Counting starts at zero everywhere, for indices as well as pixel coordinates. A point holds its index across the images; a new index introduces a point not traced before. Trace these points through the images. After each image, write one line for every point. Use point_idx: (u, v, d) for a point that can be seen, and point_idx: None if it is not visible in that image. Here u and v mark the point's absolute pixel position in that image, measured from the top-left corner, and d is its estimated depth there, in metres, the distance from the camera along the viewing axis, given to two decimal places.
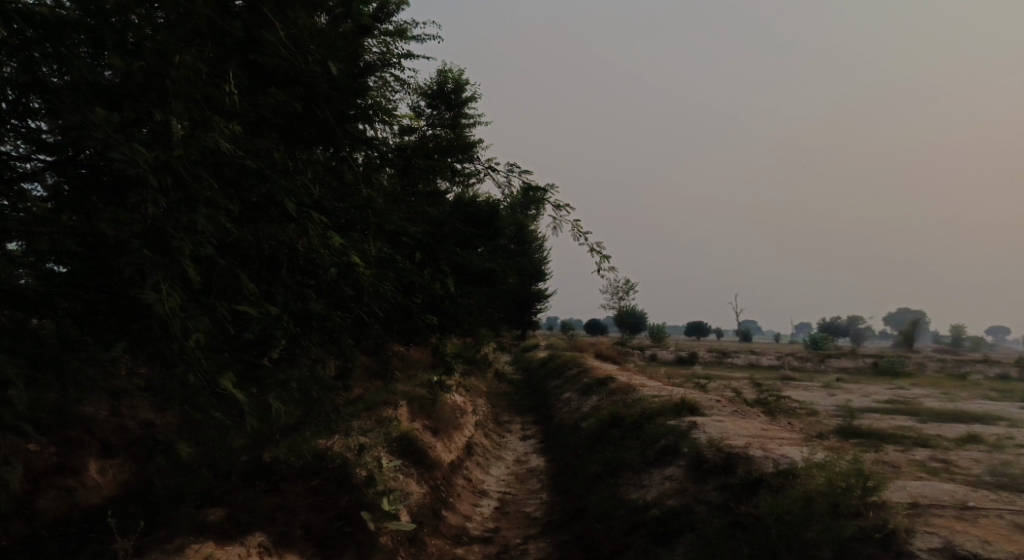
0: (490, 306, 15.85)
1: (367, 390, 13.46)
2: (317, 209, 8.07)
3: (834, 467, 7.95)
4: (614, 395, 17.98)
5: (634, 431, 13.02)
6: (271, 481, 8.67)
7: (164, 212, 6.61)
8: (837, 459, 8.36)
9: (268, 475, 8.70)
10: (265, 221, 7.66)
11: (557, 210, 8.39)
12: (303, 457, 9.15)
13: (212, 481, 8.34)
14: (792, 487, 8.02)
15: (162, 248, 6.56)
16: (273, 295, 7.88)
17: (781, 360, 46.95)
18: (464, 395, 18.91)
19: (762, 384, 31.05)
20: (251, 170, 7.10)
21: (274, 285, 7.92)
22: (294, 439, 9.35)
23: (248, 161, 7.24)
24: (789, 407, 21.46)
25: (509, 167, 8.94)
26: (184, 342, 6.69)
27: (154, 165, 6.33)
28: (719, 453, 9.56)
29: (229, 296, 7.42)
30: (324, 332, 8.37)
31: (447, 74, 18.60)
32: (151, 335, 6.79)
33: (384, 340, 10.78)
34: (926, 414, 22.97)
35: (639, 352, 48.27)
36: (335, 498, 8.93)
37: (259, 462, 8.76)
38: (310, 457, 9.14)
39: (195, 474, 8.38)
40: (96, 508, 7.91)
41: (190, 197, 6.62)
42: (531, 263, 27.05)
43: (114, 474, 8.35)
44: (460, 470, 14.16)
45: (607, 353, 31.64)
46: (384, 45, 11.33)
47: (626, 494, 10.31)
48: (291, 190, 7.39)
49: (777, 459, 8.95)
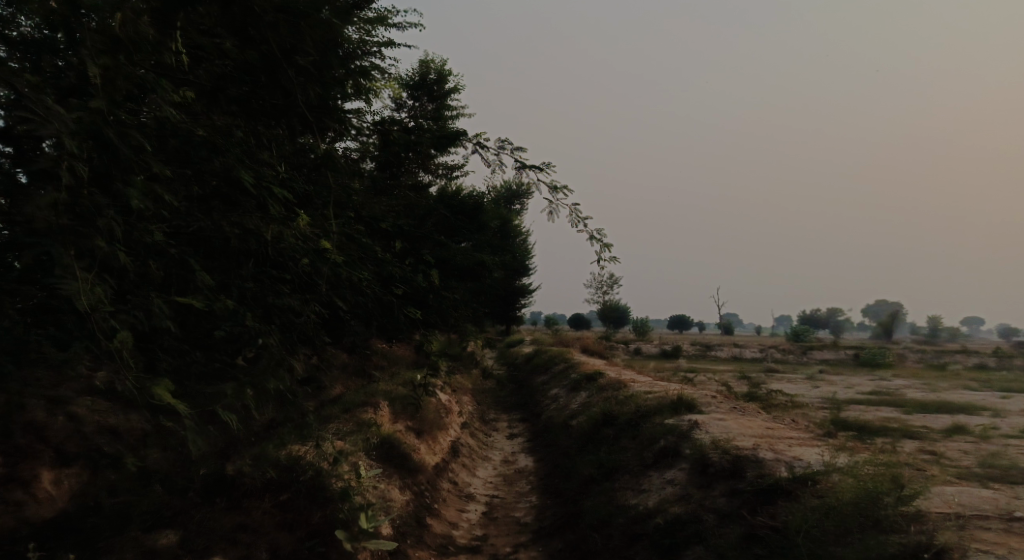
0: (475, 299, 15.08)
1: (347, 390, 12.69)
2: (285, 192, 7.30)
3: (862, 475, 7.32)
4: (604, 392, 17.31)
5: (629, 430, 12.36)
6: (233, 497, 7.94)
7: (93, 181, 5.86)
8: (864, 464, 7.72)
9: (232, 490, 7.97)
10: (219, 206, 6.97)
11: (553, 192, 7.67)
12: (269, 469, 8.38)
13: (171, 498, 7.54)
14: (816, 497, 7.39)
15: (90, 227, 5.75)
16: (232, 288, 7.12)
17: (764, 353, 46.52)
18: (448, 393, 18.21)
19: (750, 377, 30.55)
20: (198, 141, 6.55)
21: (234, 277, 7.13)
22: (260, 449, 8.58)
23: (196, 133, 6.53)
24: (782, 402, 20.90)
25: (500, 145, 8.21)
26: (114, 341, 5.84)
27: (81, 129, 5.63)
28: (725, 455, 8.91)
29: (177, 286, 6.66)
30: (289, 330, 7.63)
31: (428, 63, 17.81)
32: (67, 324, 5.91)
33: (362, 337, 10.06)
34: (913, 404, 22.60)
35: (624, 346, 47.72)
36: (307, 514, 8.22)
37: (225, 475, 8.01)
38: (278, 469, 8.38)
39: (148, 490, 7.52)
40: (49, 525, 6.85)
41: (117, 161, 5.86)
42: (515, 257, 26.35)
43: (70, 485, 7.26)
44: (445, 473, 13.48)
45: (593, 348, 31.00)
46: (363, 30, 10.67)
47: (624, 499, 9.66)
48: (247, 163, 6.80)
49: (791, 462, 8.32)
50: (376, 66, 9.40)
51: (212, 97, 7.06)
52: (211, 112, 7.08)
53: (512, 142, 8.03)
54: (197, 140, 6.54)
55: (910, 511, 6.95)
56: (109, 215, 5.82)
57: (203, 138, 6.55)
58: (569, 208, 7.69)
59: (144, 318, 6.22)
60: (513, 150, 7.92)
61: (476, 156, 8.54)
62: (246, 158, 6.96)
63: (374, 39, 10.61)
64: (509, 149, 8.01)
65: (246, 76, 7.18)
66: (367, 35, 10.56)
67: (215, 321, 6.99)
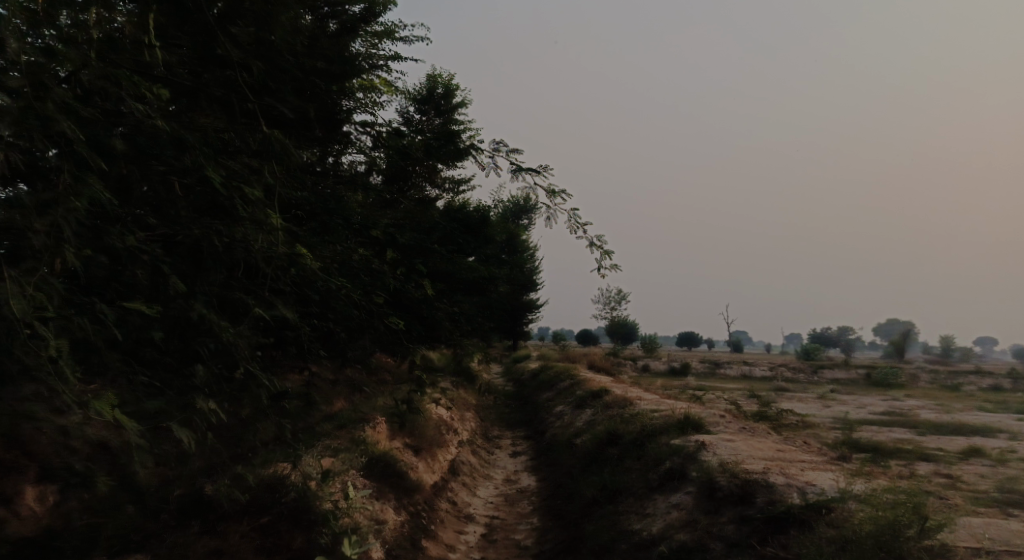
0: (477, 314, 14.69)
1: (343, 405, 12.31)
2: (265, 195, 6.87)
3: (882, 505, 6.85)
4: (610, 410, 16.85)
5: (634, 450, 11.91)
6: (209, 520, 7.52)
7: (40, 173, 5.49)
8: (884, 493, 7.26)
9: (208, 513, 7.55)
10: (194, 208, 6.54)
11: (550, 196, 7.29)
12: (250, 490, 7.96)
13: (145, 519, 7.14)
14: (831, 528, 6.92)
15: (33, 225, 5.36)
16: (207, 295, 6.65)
17: (774, 371, 45.90)
18: (450, 410, 17.80)
19: (760, 395, 29.99)
20: (165, 138, 6.11)
21: (210, 285, 6.67)
22: (241, 468, 8.16)
23: (163, 128, 6.08)
24: (793, 421, 20.39)
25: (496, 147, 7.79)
26: (54, 352, 5.40)
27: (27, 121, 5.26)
28: (734, 479, 8.44)
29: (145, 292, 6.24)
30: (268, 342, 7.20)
31: (437, 76, 17.51)
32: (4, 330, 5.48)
33: (356, 351, 9.68)
34: (926, 426, 22.02)
35: (632, 362, 47.22)
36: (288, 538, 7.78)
37: (202, 496, 7.59)
38: (259, 490, 7.97)
39: (119, 511, 7.09)
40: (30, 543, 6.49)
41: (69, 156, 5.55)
42: (521, 274, 25.97)
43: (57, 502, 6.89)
44: (443, 493, 13.05)
45: (601, 364, 30.54)
46: (370, 44, 10.29)
47: (628, 524, 9.21)
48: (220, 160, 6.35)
49: (803, 488, 7.87)
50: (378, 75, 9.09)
51: (193, 96, 6.67)
52: (192, 111, 6.72)
53: (509, 143, 7.64)
54: (173, 141, 6.16)
55: (935, 545, 6.49)
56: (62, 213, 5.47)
57: (170, 134, 6.12)
58: (568, 214, 7.31)
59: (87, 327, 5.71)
60: (509, 152, 7.57)
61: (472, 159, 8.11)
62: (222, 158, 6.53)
63: (380, 52, 10.30)
64: (505, 151, 7.66)
65: (231, 74, 6.83)
66: (372, 45, 10.26)
67: (191, 332, 6.55)
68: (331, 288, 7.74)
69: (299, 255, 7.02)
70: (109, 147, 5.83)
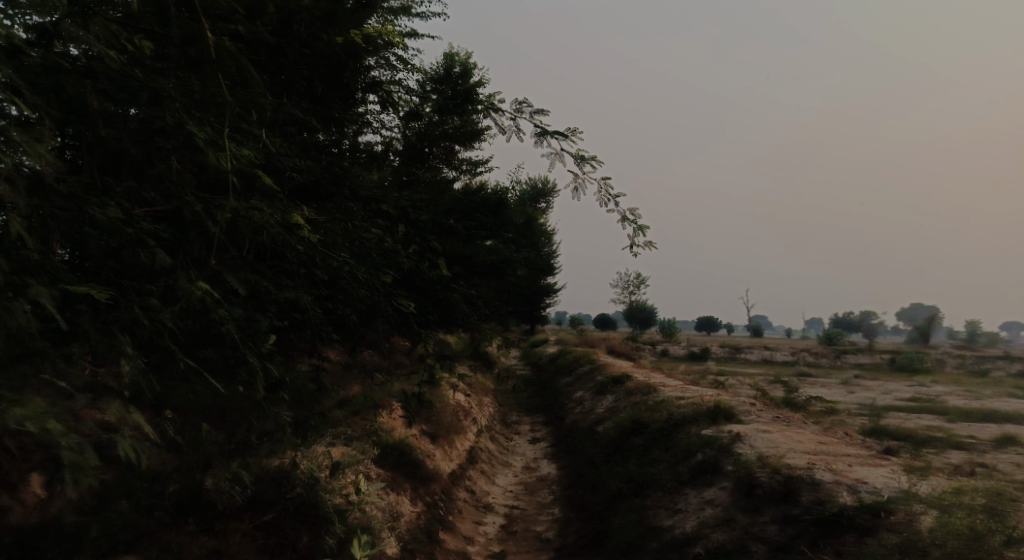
0: (496, 298, 14.14)
1: (357, 391, 11.81)
2: (256, 163, 6.26)
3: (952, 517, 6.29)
4: (633, 396, 16.27)
5: (660, 440, 11.32)
6: (207, 519, 7.03)
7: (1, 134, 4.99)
8: (947, 497, 6.67)
9: (205, 510, 7.05)
10: (183, 178, 5.96)
11: (578, 163, 6.83)
12: (252, 485, 7.48)
13: (137, 517, 6.65)
14: (892, 539, 6.38)
15: None
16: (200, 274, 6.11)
17: (794, 356, 45.10)
18: (468, 395, 17.30)
19: (785, 381, 29.32)
20: (145, 99, 5.54)
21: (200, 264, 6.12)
22: (242, 462, 7.68)
23: (141, 88, 5.50)
24: (820, 408, 19.72)
25: (517, 109, 7.21)
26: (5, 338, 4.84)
27: None
28: (775, 475, 7.88)
29: (127, 272, 5.68)
30: (260, 326, 6.65)
31: (454, 54, 16.87)
32: None
33: (368, 336, 9.12)
34: (953, 412, 21.29)
35: (651, 347, 46.60)
36: (289, 538, 7.31)
37: (200, 491, 7.10)
38: (261, 485, 7.48)
39: (111, 506, 6.64)
40: (31, 534, 6.20)
41: (24, 113, 4.99)
42: (539, 258, 25.36)
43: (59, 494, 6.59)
44: (461, 481, 12.55)
45: (620, 349, 29.93)
46: (385, 19, 9.67)
47: (657, 521, 8.67)
48: (205, 125, 5.75)
49: (853, 486, 7.30)
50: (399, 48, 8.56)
51: None
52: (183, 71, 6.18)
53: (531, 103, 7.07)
54: (157, 102, 5.60)
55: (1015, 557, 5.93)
56: (6, 176, 4.92)
57: (149, 96, 5.54)
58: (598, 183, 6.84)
59: (49, 309, 5.14)
60: (533, 115, 7.09)
61: (490, 122, 7.54)
62: (211, 121, 5.92)
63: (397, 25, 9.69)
64: (529, 114, 7.26)
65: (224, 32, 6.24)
66: (387, 20, 9.67)
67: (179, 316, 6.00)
68: (341, 266, 7.20)
69: (296, 228, 6.43)
70: (84, 104, 5.33)
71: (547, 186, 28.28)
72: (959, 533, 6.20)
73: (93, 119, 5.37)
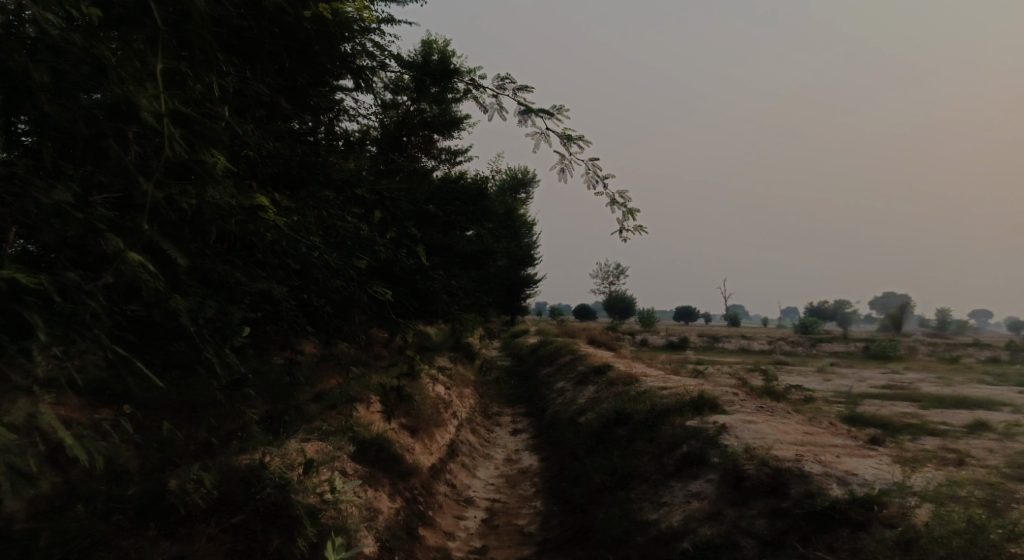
0: (476, 288, 13.90)
1: (334, 384, 11.54)
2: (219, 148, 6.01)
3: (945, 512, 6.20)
4: (614, 387, 16.10)
5: (644, 431, 11.15)
6: (170, 523, 6.80)
7: None
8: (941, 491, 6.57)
9: (169, 514, 6.82)
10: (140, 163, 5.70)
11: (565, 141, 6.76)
12: (219, 486, 7.25)
13: (96, 520, 6.39)
14: (886, 535, 6.28)
15: None
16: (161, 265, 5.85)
17: (772, 344, 45.25)
18: (448, 387, 17.07)
19: (765, 370, 29.30)
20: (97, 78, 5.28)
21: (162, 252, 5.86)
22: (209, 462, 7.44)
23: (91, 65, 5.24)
24: (801, 397, 19.65)
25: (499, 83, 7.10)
26: None
27: None
28: (763, 467, 7.76)
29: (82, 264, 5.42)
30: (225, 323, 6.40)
31: (432, 41, 16.55)
32: None
33: (343, 329, 8.86)
34: (931, 399, 21.35)
35: (631, 337, 46.51)
36: (258, 541, 7.10)
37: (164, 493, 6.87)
38: (229, 486, 7.26)
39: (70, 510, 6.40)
40: None
41: None
42: (519, 248, 25.11)
43: None
44: (442, 475, 12.33)
45: (600, 339, 29.78)
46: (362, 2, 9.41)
47: (642, 515, 8.52)
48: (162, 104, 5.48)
49: (844, 478, 7.20)
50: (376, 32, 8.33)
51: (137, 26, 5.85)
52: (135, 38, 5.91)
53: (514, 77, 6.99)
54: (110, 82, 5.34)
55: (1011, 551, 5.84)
56: None
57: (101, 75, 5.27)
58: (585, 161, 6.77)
59: None
60: (517, 92, 7.01)
61: (472, 100, 7.40)
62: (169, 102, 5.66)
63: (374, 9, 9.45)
64: (512, 90, 7.19)
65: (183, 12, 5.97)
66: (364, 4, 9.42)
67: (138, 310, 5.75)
68: (312, 258, 6.95)
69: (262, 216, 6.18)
70: (24, 77, 5.12)
71: (526, 175, 28.03)
72: (955, 527, 6.11)
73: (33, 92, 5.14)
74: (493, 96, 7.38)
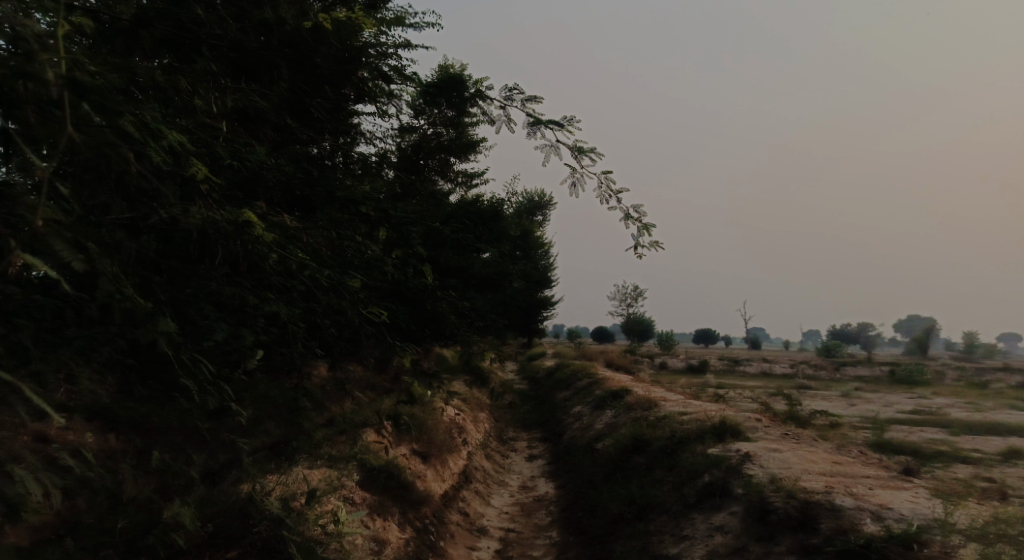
0: (491, 310, 13.58)
1: (344, 408, 11.23)
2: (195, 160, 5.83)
3: None
4: (633, 412, 15.67)
5: (663, 459, 10.74)
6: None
7: None
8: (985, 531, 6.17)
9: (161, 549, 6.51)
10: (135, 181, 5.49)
11: (574, 151, 6.67)
12: (215, 519, 6.96)
13: (83, 556, 6.10)
14: None
15: None
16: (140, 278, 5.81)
17: (794, 368, 44.48)
18: (462, 411, 16.69)
19: (788, 394, 28.68)
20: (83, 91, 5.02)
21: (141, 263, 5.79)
22: (205, 493, 7.15)
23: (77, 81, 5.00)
24: (825, 422, 19.11)
25: (506, 92, 7.07)
26: None
27: None
28: (791, 500, 7.36)
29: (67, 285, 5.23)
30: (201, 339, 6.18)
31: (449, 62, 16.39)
32: None
33: (350, 352, 8.55)
34: (958, 424, 20.71)
35: (650, 360, 45.89)
36: None
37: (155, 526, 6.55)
38: (224, 519, 6.97)
39: (56, 544, 6.11)
40: None
41: None
42: (536, 270, 24.76)
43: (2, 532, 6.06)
44: (454, 503, 11.94)
45: (618, 362, 29.29)
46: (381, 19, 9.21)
47: (662, 549, 8.11)
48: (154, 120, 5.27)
49: (878, 514, 6.81)
50: (392, 56, 8.11)
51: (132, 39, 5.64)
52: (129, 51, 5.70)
53: (521, 87, 6.99)
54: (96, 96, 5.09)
55: None
56: None
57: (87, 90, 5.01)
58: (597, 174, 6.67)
59: None
60: (525, 103, 6.96)
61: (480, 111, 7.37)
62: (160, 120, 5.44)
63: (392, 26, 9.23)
64: (520, 101, 7.11)
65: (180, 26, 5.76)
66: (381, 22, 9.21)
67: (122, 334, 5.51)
68: (314, 279, 6.67)
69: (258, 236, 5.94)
70: (9, 89, 4.89)
71: (542, 197, 27.75)
72: None
73: (17, 105, 4.85)
74: (501, 106, 7.32)
